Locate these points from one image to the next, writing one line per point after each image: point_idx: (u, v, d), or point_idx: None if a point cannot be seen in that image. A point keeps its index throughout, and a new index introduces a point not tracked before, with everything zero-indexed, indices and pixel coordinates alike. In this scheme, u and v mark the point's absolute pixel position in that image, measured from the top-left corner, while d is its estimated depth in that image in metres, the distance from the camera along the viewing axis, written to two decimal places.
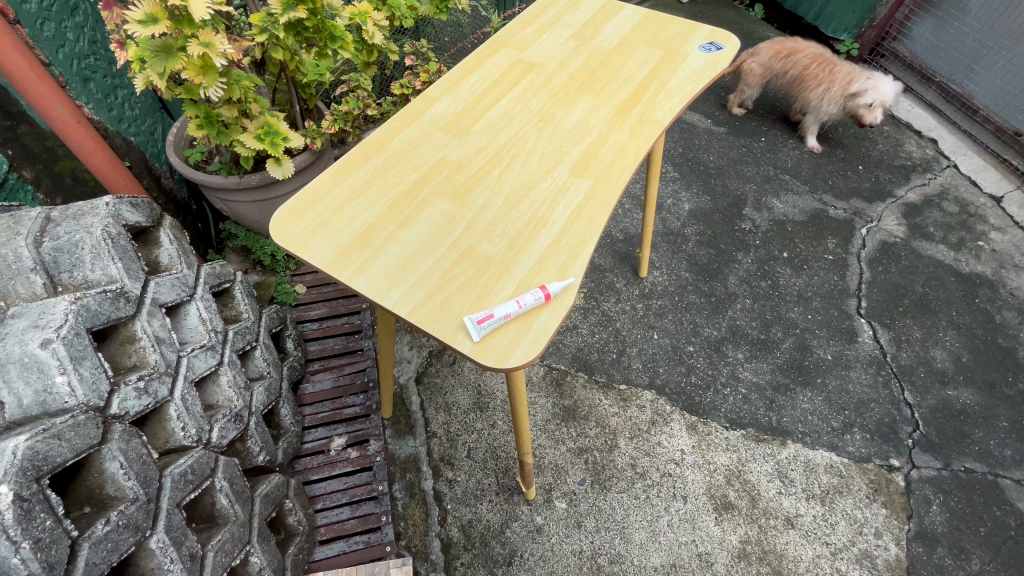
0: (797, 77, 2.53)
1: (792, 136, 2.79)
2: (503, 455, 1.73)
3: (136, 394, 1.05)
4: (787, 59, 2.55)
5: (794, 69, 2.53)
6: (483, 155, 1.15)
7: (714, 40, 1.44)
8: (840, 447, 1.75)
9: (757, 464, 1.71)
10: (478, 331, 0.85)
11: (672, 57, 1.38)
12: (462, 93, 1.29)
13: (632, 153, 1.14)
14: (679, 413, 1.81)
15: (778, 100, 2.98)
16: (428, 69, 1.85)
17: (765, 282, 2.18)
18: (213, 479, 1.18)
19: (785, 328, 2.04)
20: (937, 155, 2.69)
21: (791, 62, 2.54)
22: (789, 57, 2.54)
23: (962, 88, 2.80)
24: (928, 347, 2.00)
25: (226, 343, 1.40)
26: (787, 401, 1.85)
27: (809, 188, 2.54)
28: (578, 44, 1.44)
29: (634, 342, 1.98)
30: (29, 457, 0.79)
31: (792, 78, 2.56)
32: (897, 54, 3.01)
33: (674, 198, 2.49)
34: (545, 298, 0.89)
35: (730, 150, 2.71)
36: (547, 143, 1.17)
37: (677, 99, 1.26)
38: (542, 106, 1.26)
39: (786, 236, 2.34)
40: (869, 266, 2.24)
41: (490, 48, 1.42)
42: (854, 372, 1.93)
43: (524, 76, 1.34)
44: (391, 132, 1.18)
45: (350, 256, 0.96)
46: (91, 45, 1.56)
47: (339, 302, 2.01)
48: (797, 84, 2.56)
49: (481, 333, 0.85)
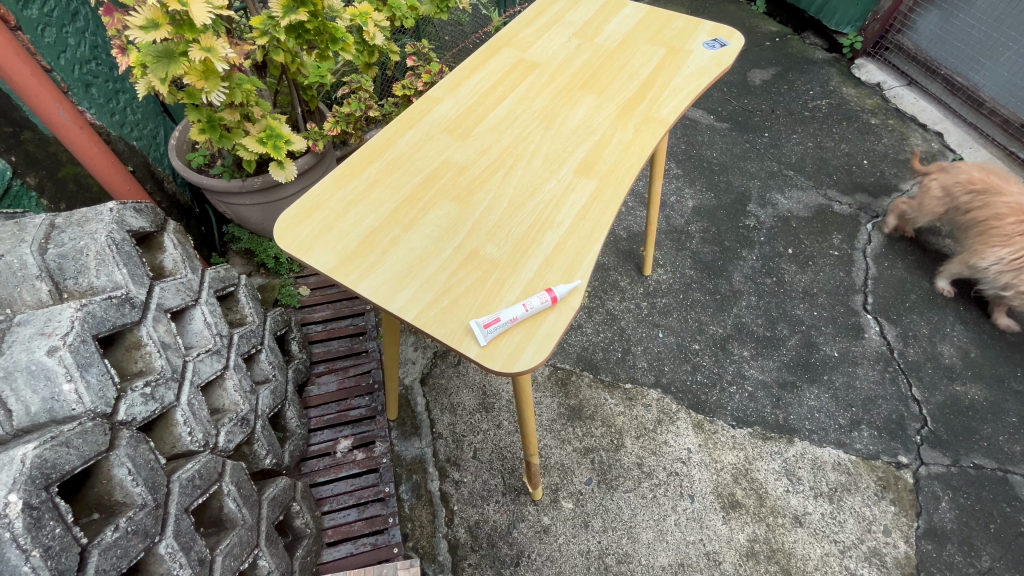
0: (978, 225, 1.90)
1: (796, 131, 2.77)
2: (510, 455, 1.72)
3: (143, 400, 1.05)
4: (978, 195, 1.90)
5: (981, 213, 1.88)
6: (487, 156, 1.14)
7: (717, 36, 1.42)
8: (847, 444, 1.75)
9: (765, 462, 1.70)
10: (484, 336, 0.84)
11: (676, 55, 1.37)
12: (465, 93, 1.28)
13: (637, 153, 1.13)
14: (685, 412, 1.81)
15: (781, 95, 2.96)
16: (430, 69, 1.83)
17: (770, 279, 2.17)
18: (220, 483, 1.18)
19: (791, 325, 2.03)
20: (941, 149, 2.67)
21: (982, 203, 1.89)
22: (983, 196, 1.88)
23: (969, 80, 2.76)
24: (935, 343, 1.99)
25: (232, 347, 1.40)
26: (794, 399, 1.84)
27: (813, 183, 2.53)
28: (581, 42, 1.43)
29: (639, 341, 1.98)
30: (38, 464, 0.79)
31: (977, 225, 1.90)
32: (900, 47, 2.99)
33: (678, 195, 2.48)
34: (550, 302, 0.88)
35: (733, 146, 2.70)
36: (551, 143, 1.16)
37: (682, 97, 1.24)
38: (546, 105, 1.25)
39: (791, 233, 2.33)
40: (875, 261, 2.23)
41: (492, 47, 1.42)
42: (860, 368, 1.92)
43: (526, 76, 1.33)
44: (394, 135, 1.18)
45: (355, 260, 0.96)
46: (92, 50, 1.56)
47: (343, 304, 2.01)
48: (976, 234, 1.91)
49: (487, 338, 0.84)
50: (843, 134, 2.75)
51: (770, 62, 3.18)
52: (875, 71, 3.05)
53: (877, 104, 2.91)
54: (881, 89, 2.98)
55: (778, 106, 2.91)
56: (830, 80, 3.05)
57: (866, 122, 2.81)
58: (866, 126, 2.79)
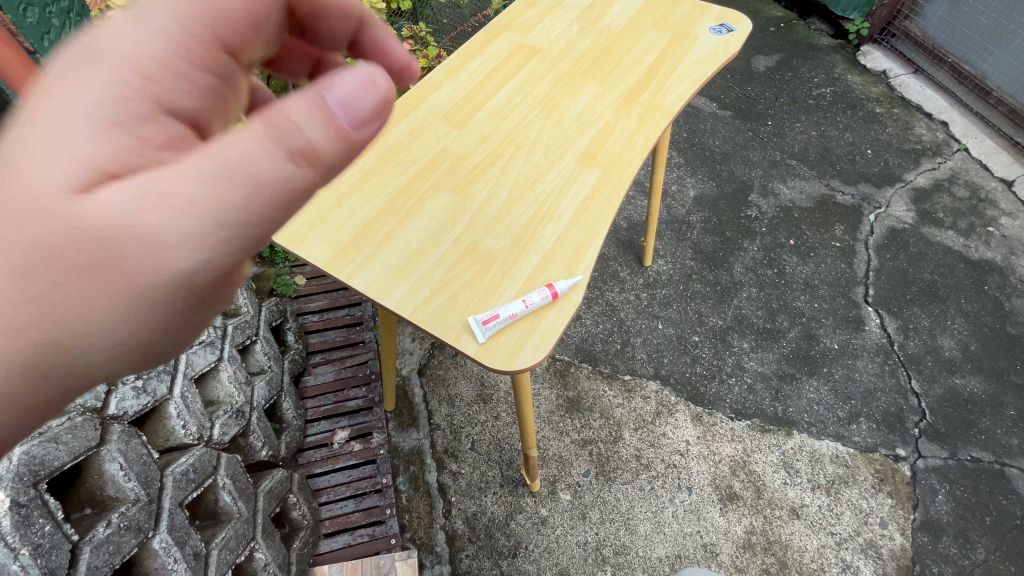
0: None
1: (800, 119, 2.73)
2: (508, 447, 1.71)
3: (134, 393, 1.03)
4: None
5: None
6: (486, 146, 1.11)
7: (724, 21, 1.38)
8: (846, 437, 1.74)
9: (763, 454, 1.70)
10: (483, 334, 0.82)
11: (682, 40, 1.33)
12: (464, 79, 1.24)
13: (641, 142, 1.10)
14: (684, 404, 1.80)
15: (786, 82, 2.91)
16: (427, 54, 1.79)
17: (772, 270, 2.15)
18: (215, 477, 1.16)
19: (792, 317, 2.02)
20: (947, 139, 2.64)
21: None
22: None
23: (976, 68, 2.72)
24: (936, 336, 1.98)
25: (226, 338, 1.38)
26: (793, 391, 1.84)
27: (817, 173, 2.50)
28: (583, 26, 1.38)
29: (639, 332, 1.96)
30: (26, 462, 0.76)
31: None
32: (908, 33, 2.94)
33: (679, 184, 2.45)
34: (550, 300, 0.86)
35: (736, 135, 2.66)
36: (552, 133, 1.13)
37: (687, 85, 1.21)
38: (546, 93, 1.21)
39: (792, 223, 2.31)
40: (877, 253, 2.21)
41: (492, 31, 1.37)
42: (860, 361, 1.91)
43: (527, 61, 1.29)
44: (390, 122, 1.14)
45: (349, 253, 0.93)
46: (78, 30, 1.50)
47: (339, 294, 1.98)
48: None
49: (485, 335, 0.82)
50: (848, 123, 2.71)
51: (775, 48, 3.12)
52: (881, 58, 3.00)
53: (882, 92, 2.86)
54: (886, 76, 2.93)
55: (782, 93, 2.86)
56: (835, 67, 2.99)
57: (871, 110, 2.76)
58: (871, 115, 2.74)
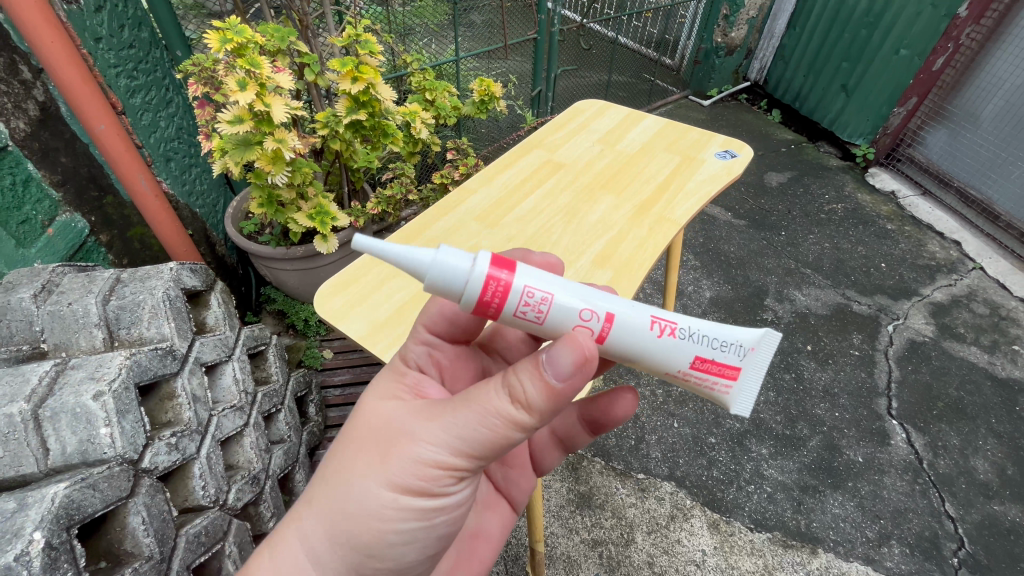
0: None
1: (813, 232, 2.86)
2: (514, 541, 1.66)
3: (167, 449, 1.10)
4: None
5: None
6: (512, 244, 1.24)
7: (728, 148, 1.56)
8: (877, 561, 1.63)
9: (786, 573, 1.60)
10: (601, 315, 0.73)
11: (689, 163, 1.50)
12: (497, 186, 1.42)
13: (652, 249, 1.21)
14: (700, 509, 1.73)
15: (797, 197, 3.10)
16: (467, 163, 2.03)
17: (789, 374, 2.15)
18: (224, 543, 1.20)
19: (811, 425, 1.98)
20: (961, 258, 2.71)
21: None
22: None
23: (982, 193, 2.86)
24: (968, 456, 1.90)
25: (255, 404, 1.46)
26: (816, 504, 1.76)
27: (832, 283, 2.57)
28: (604, 147, 1.58)
29: (653, 429, 1.95)
30: (65, 504, 0.84)
31: None
32: (912, 159, 3.15)
33: (695, 286, 2.54)
34: (493, 270, 0.68)
35: (751, 243, 2.79)
36: (572, 235, 1.26)
37: (694, 201, 1.35)
38: (569, 202, 1.37)
39: (809, 329, 2.34)
40: (898, 364, 2.20)
41: (523, 148, 1.58)
42: (887, 478, 1.83)
43: (553, 174, 1.47)
44: (429, 220, 1.30)
45: (383, 330, 1.04)
46: (177, 131, 1.78)
47: (362, 369, 2.03)
48: None
49: (608, 306, 0.72)
50: (860, 238, 2.83)
51: (786, 167, 3.36)
52: (889, 180, 3.19)
53: (892, 211, 3.00)
54: (896, 197, 3.09)
55: (794, 207, 3.03)
56: (845, 186, 3.19)
57: (883, 227, 2.89)
58: (884, 231, 2.86)
